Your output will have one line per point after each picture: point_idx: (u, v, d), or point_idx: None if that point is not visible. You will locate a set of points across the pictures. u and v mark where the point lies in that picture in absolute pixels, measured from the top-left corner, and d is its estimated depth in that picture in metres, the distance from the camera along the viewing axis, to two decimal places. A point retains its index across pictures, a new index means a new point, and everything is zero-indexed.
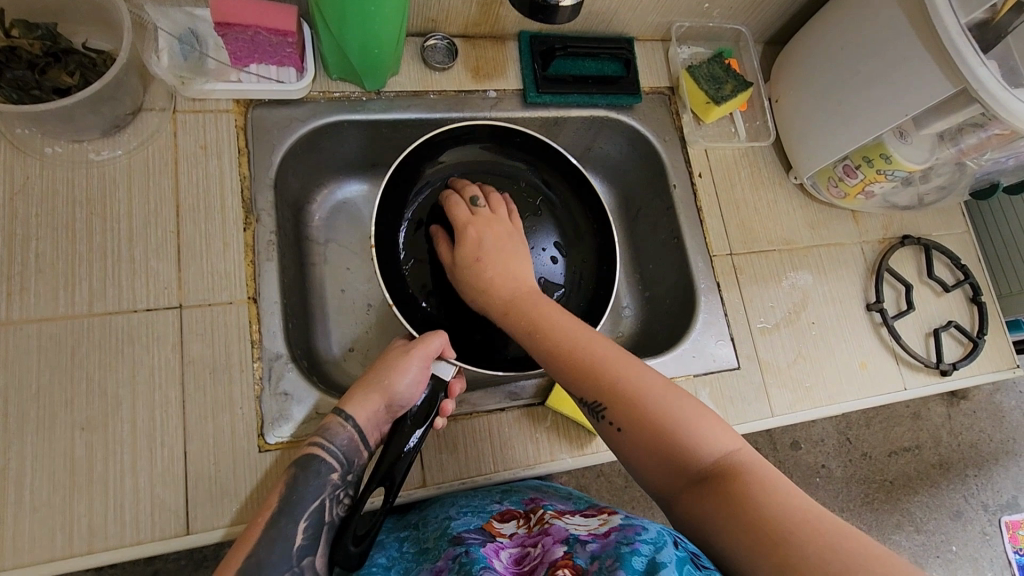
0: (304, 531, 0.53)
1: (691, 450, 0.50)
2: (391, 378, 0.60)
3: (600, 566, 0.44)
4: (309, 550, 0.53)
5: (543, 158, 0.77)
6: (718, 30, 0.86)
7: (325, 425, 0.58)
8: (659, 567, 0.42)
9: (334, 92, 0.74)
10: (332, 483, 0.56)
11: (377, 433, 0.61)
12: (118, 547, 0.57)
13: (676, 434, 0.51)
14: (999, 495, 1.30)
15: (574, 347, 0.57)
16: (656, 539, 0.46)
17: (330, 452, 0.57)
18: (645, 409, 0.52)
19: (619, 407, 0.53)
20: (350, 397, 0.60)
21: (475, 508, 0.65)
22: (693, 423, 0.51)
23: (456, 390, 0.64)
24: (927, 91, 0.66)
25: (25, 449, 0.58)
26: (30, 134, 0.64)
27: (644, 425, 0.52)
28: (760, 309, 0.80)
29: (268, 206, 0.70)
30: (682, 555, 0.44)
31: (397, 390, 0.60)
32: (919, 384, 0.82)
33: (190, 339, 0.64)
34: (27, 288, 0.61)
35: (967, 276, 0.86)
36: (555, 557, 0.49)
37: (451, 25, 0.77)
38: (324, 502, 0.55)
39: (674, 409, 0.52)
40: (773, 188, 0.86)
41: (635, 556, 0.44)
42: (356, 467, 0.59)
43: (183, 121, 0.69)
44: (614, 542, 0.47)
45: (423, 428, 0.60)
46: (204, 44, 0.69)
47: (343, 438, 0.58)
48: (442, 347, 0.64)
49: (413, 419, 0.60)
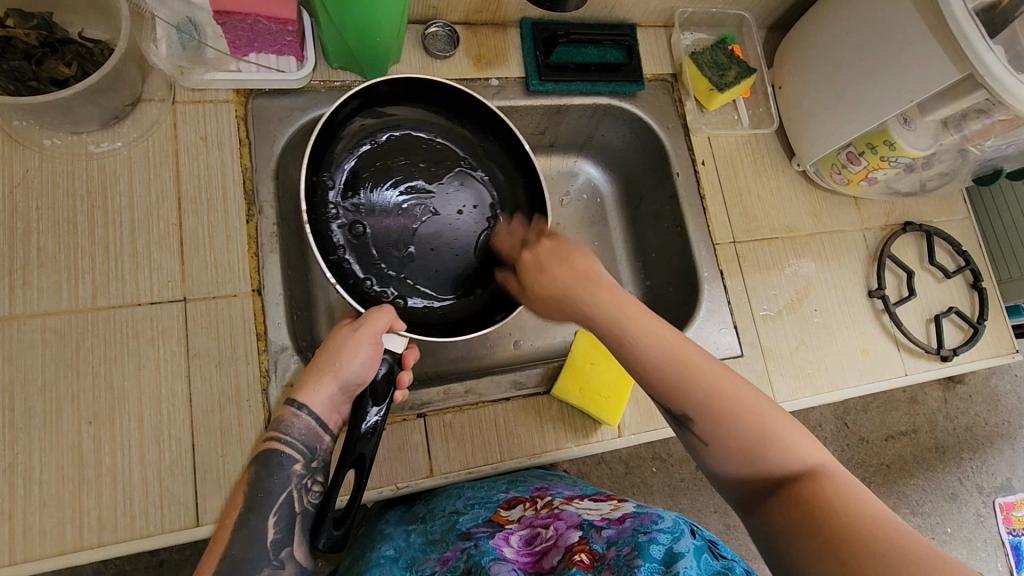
0: (275, 524, 0.52)
1: (763, 461, 0.47)
2: (341, 359, 0.59)
3: (618, 554, 0.45)
4: (286, 542, 0.52)
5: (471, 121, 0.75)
6: (721, 15, 0.85)
7: (280, 417, 0.57)
8: (677, 557, 0.43)
9: (335, 81, 0.74)
10: (297, 474, 0.55)
11: (335, 416, 0.60)
12: (128, 539, 0.58)
13: (748, 443, 0.47)
14: (994, 477, 1.31)
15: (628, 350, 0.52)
16: (674, 529, 0.46)
17: (289, 443, 0.56)
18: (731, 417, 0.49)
19: (704, 415, 0.49)
20: (300, 384, 0.58)
21: (482, 500, 0.66)
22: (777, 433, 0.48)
23: (410, 361, 0.65)
24: (933, 75, 0.66)
25: (32, 444, 0.57)
26: (28, 126, 0.64)
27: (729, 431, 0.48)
28: (763, 296, 0.80)
29: (269, 197, 0.69)
30: (699, 544, 0.45)
31: (350, 371, 0.59)
32: (920, 370, 0.82)
33: (195, 332, 0.63)
34: (30, 282, 0.61)
35: (968, 262, 0.86)
36: (571, 541, 0.50)
37: (453, 12, 0.76)
38: (293, 494, 0.54)
39: (748, 416, 0.48)
40: (776, 175, 0.86)
41: (653, 545, 0.44)
42: (319, 453, 0.58)
43: (182, 111, 0.68)
44: (631, 529, 0.47)
45: (382, 405, 0.60)
46: (202, 32, 0.66)
47: (299, 427, 0.57)
48: (389, 321, 0.62)
49: (372, 397, 0.60)
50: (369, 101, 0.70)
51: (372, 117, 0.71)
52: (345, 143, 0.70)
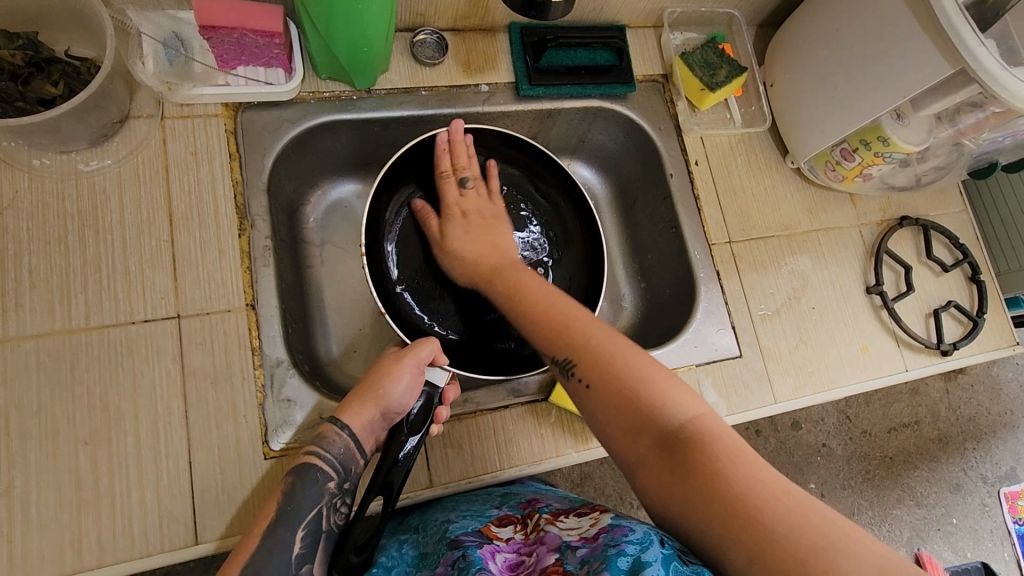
0: (302, 538, 0.52)
1: (654, 413, 0.50)
2: (385, 387, 0.60)
3: (587, 570, 0.46)
4: (309, 558, 0.52)
5: (494, 150, 0.78)
6: (711, 14, 0.85)
7: (321, 434, 0.58)
8: (644, 567, 0.43)
9: (325, 92, 0.73)
10: (330, 492, 0.56)
11: (371, 440, 0.61)
12: (127, 559, 0.57)
13: (636, 393, 0.51)
14: (998, 467, 1.31)
15: (564, 332, 0.57)
16: (642, 539, 0.46)
17: (327, 461, 0.56)
18: (613, 369, 0.53)
19: (584, 366, 0.54)
20: (344, 407, 0.59)
21: (475, 513, 0.66)
22: (659, 388, 0.51)
23: (450, 396, 0.65)
24: (924, 70, 0.65)
25: (30, 466, 0.57)
26: (16, 147, 0.63)
27: (610, 378, 0.53)
28: (761, 296, 0.80)
29: (262, 211, 0.69)
30: (668, 552, 0.44)
31: (392, 398, 0.60)
32: (920, 365, 0.82)
33: (189, 349, 0.63)
34: (22, 303, 0.60)
35: (967, 255, 0.86)
36: (546, 565, 0.51)
37: (441, 19, 0.76)
38: (323, 510, 0.54)
39: (640, 378, 0.52)
40: (770, 174, 0.85)
41: (621, 556, 0.45)
42: (352, 475, 0.58)
43: (171, 127, 0.68)
44: (602, 545, 0.48)
45: (418, 434, 0.60)
46: (190, 47, 0.68)
47: (339, 446, 0.57)
48: (433, 354, 0.63)
49: (408, 427, 0.60)
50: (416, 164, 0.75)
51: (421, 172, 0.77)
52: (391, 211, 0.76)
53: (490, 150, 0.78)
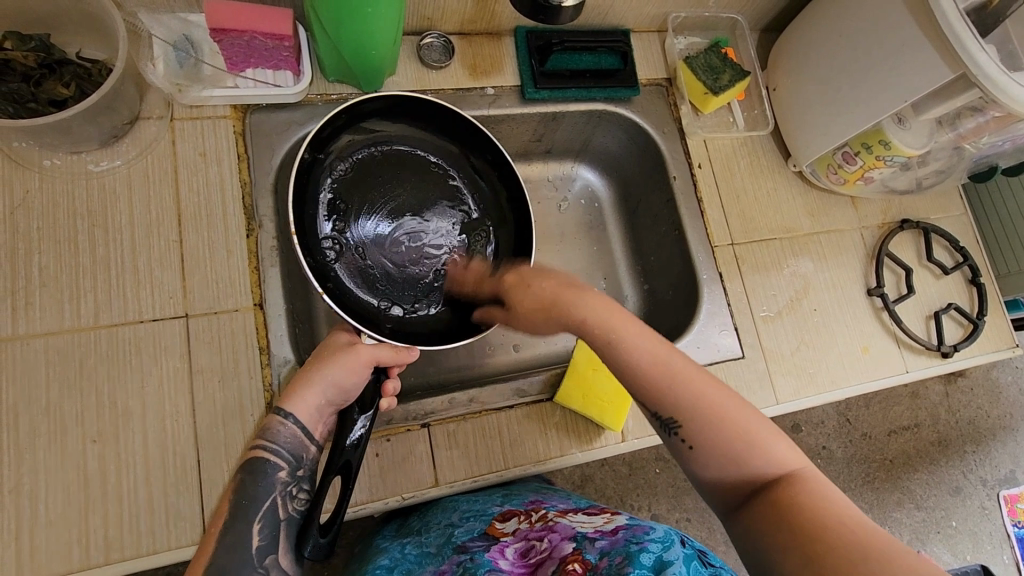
0: (259, 531, 0.52)
1: (763, 472, 0.49)
2: (331, 373, 0.58)
3: (611, 564, 0.46)
4: (271, 548, 0.52)
5: (426, 118, 0.74)
6: (714, 19, 0.86)
7: (266, 426, 0.57)
8: (668, 565, 0.44)
9: (332, 94, 0.74)
10: (281, 481, 0.55)
11: (322, 425, 0.59)
12: (135, 556, 0.58)
13: (743, 454, 0.49)
14: (998, 470, 1.32)
15: (660, 388, 0.52)
16: (664, 539, 0.47)
17: (274, 452, 0.56)
18: (722, 429, 0.50)
19: (687, 423, 0.51)
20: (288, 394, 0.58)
21: (477, 513, 0.67)
22: (762, 446, 0.49)
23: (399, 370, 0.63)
24: (927, 75, 0.66)
25: (39, 463, 0.58)
26: (28, 147, 0.64)
27: (718, 438, 0.50)
28: (763, 298, 0.81)
29: (270, 211, 0.69)
30: (688, 552, 0.46)
31: (341, 385, 0.59)
32: (921, 366, 0.83)
33: (198, 348, 0.64)
34: (32, 302, 0.61)
35: (966, 258, 0.87)
36: (565, 553, 0.51)
37: (448, 22, 0.77)
38: (278, 500, 0.54)
39: (746, 433, 0.50)
40: (773, 177, 0.86)
41: (645, 553, 0.45)
42: (305, 462, 0.57)
43: (180, 128, 0.69)
44: (623, 540, 0.48)
45: (369, 415, 0.60)
46: (199, 49, 0.69)
47: (285, 435, 0.56)
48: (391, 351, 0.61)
49: (358, 406, 0.59)
50: (353, 122, 0.70)
51: (358, 134, 0.72)
52: (325, 167, 0.70)
53: (425, 122, 0.74)
